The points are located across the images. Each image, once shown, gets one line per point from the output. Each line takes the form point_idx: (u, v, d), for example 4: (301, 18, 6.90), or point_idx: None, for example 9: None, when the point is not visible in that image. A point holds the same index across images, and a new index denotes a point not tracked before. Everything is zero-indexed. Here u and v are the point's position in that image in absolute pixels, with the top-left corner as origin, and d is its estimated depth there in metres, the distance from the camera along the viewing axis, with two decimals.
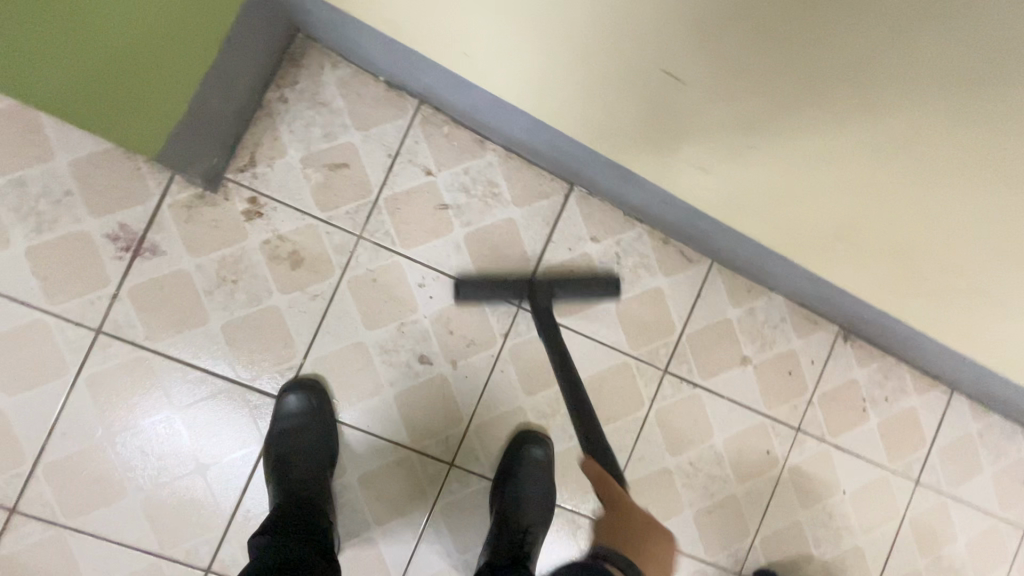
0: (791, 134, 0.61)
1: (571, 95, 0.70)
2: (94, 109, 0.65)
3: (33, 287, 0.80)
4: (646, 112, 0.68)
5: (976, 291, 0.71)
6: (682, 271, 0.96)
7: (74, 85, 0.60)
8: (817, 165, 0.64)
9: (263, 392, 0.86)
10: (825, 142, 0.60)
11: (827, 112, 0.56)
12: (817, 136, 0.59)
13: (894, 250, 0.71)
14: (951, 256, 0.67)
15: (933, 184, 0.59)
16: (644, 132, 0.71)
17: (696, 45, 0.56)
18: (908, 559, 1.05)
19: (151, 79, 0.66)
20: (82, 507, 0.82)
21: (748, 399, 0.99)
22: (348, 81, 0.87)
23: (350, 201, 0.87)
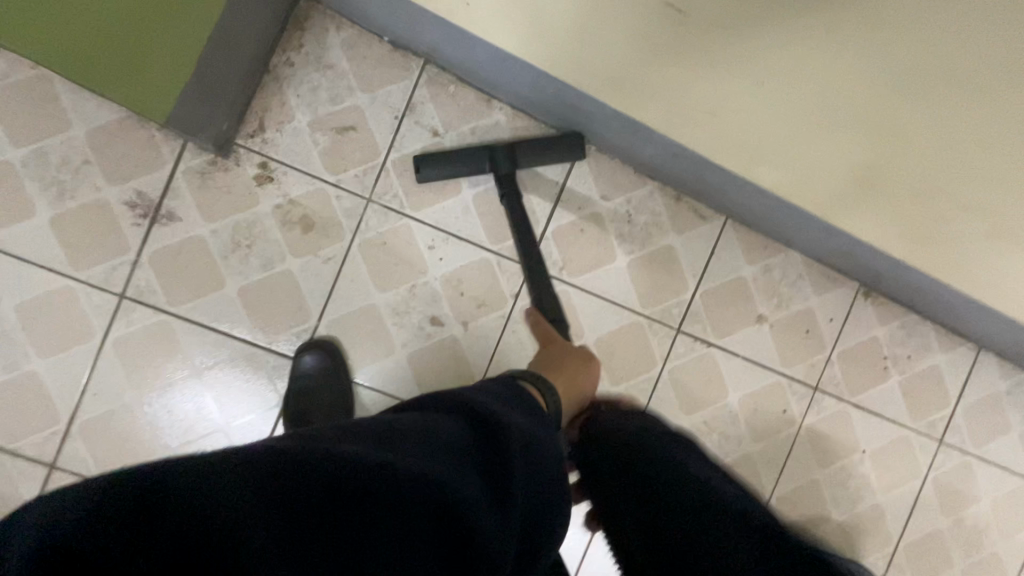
0: (794, 52, 0.60)
1: (578, 40, 0.68)
2: (109, 67, 0.68)
3: (58, 254, 0.83)
4: (647, 51, 0.67)
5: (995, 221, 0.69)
6: (696, 229, 0.94)
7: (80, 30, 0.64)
8: (841, 82, 0.61)
9: (281, 354, 0.88)
10: (829, 52, 0.59)
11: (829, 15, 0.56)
12: (820, 47, 0.59)
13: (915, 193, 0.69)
14: (968, 178, 0.65)
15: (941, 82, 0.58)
16: (652, 80, 0.70)
17: None
18: (931, 519, 1.04)
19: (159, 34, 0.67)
20: (116, 464, 0.86)
21: (764, 358, 0.97)
22: (353, 43, 0.87)
23: (358, 164, 0.88)
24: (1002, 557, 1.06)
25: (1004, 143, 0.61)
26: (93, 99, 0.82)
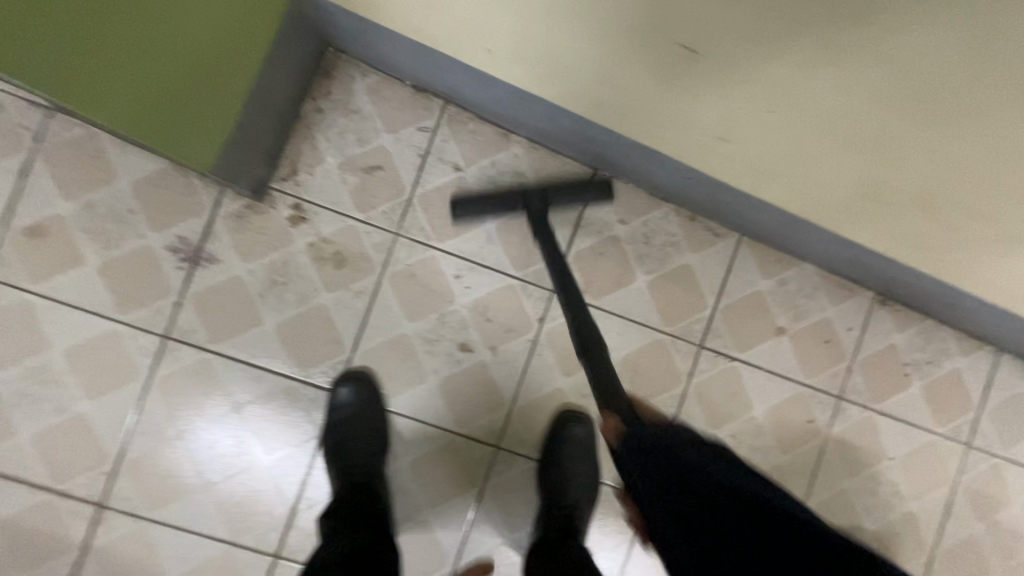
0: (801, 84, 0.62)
1: (591, 80, 0.73)
2: (152, 114, 0.68)
3: (106, 300, 0.87)
4: (658, 87, 0.70)
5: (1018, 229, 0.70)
6: (711, 247, 0.98)
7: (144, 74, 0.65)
8: (839, 107, 0.63)
9: (318, 386, 0.91)
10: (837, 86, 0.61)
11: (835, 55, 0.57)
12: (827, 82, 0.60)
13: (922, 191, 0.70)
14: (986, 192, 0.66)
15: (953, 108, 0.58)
16: (656, 109, 0.74)
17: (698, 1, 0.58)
18: (964, 524, 1.04)
19: (212, 84, 0.72)
20: (160, 501, 0.88)
21: (786, 370, 0.99)
22: (377, 88, 0.92)
23: (385, 201, 0.92)
24: None
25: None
26: (137, 152, 0.88)
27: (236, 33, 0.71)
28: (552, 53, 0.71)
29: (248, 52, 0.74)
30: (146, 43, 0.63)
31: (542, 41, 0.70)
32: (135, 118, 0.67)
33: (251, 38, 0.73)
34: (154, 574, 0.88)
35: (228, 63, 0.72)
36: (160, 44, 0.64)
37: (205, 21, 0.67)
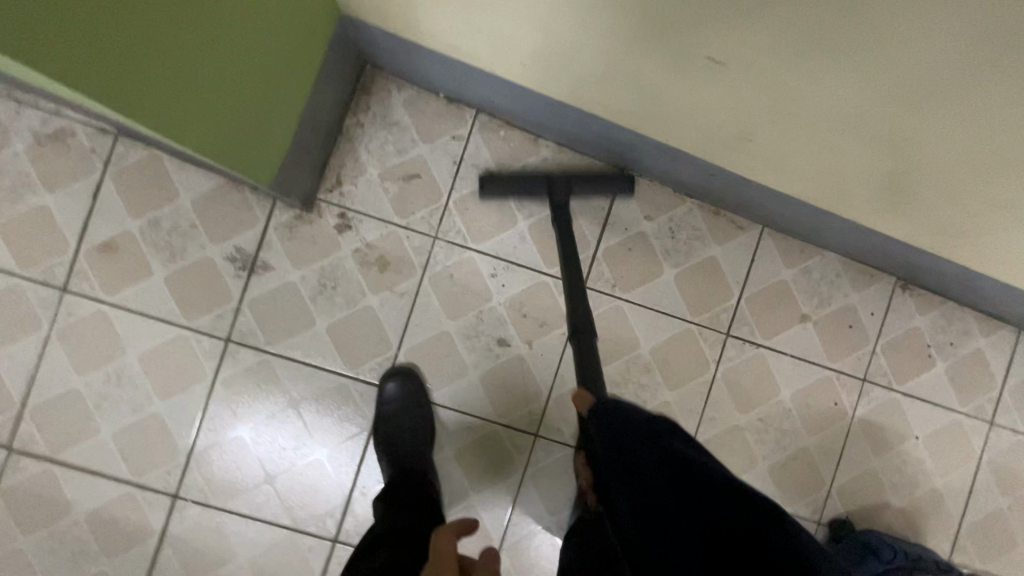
0: (818, 103, 0.65)
1: (623, 78, 0.75)
2: (222, 137, 0.70)
3: (173, 308, 0.94)
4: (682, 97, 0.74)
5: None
6: (735, 239, 1.02)
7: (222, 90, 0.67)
8: (855, 121, 0.65)
9: (368, 382, 0.98)
10: (851, 106, 0.63)
11: (852, 82, 0.59)
12: (844, 102, 0.63)
13: (938, 186, 0.72)
14: (996, 195, 0.69)
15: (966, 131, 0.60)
16: (682, 104, 0.76)
17: (721, 34, 0.60)
18: (990, 499, 1.07)
19: (268, 106, 0.77)
20: (228, 491, 0.96)
21: (811, 355, 1.03)
22: (413, 101, 0.98)
23: (424, 207, 0.98)
24: None
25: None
26: (195, 171, 0.95)
27: (289, 56, 0.77)
28: (582, 67, 0.76)
29: (298, 62, 0.79)
30: (231, 53, 0.65)
31: (574, 57, 0.75)
32: (219, 139, 0.70)
33: (300, 61, 0.79)
34: (225, 558, 0.95)
35: (281, 85, 0.78)
36: (240, 57, 0.67)
37: (271, 38, 0.71)
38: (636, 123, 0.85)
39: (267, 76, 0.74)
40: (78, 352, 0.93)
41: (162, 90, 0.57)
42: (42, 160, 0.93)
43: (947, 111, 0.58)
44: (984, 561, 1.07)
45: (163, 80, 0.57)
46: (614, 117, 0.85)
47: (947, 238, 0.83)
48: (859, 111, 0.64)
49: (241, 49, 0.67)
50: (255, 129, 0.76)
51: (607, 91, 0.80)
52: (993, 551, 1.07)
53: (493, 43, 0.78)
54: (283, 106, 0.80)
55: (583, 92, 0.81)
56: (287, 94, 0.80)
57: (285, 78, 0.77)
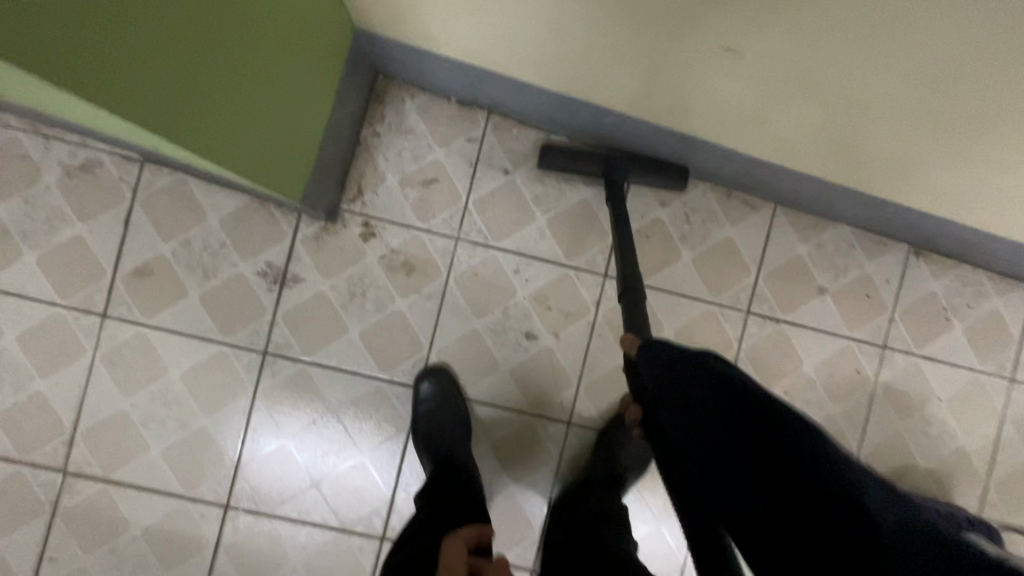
0: (824, 89, 0.68)
1: (639, 66, 0.75)
2: (265, 161, 0.75)
3: (210, 325, 0.98)
4: (693, 89, 0.77)
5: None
6: (749, 219, 1.04)
7: (264, 118, 0.71)
8: (862, 104, 0.68)
9: (403, 383, 1.01)
10: (856, 91, 0.66)
11: (857, 70, 0.62)
12: (850, 87, 0.66)
13: (950, 152, 0.73)
14: (1003, 162, 0.72)
15: (971, 107, 0.63)
16: (697, 88, 0.76)
17: (725, 31, 0.63)
18: (1014, 455, 1.10)
19: (301, 127, 0.81)
20: (276, 499, 0.99)
21: (830, 326, 1.05)
22: (425, 107, 1.00)
23: (445, 210, 1.01)
24: None
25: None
26: (221, 191, 0.98)
27: (315, 76, 0.80)
28: (593, 66, 0.79)
29: (314, 73, 0.80)
30: (268, 82, 0.69)
31: (584, 58, 0.77)
32: (251, 157, 0.70)
33: (324, 77, 0.83)
34: (279, 563, 0.99)
35: (310, 105, 0.81)
36: (275, 85, 0.71)
37: (299, 63, 0.75)
38: (648, 108, 0.86)
39: (297, 98, 0.77)
40: (122, 374, 0.96)
41: (205, 111, 0.58)
42: (73, 191, 0.96)
43: (950, 91, 0.61)
44: (1013, 515, 1.09)
45: (213, 111, 0.60)
46: (625, 103, 0.86)
47: (958, 201, 0.84)
48: (878, 88, 0.64)
49: (266, 62, 0.67)
50: (280, 143, 0.77)
51: (619, 86, 0.82)
52: (1020, 505, 1.09)
53: (505, 43, 0.79)
54: (303, 117, 0.81)
55: (597, 82, 0.83)
56: (312, 111, 0.83)
57: (309, 92, 0.80)
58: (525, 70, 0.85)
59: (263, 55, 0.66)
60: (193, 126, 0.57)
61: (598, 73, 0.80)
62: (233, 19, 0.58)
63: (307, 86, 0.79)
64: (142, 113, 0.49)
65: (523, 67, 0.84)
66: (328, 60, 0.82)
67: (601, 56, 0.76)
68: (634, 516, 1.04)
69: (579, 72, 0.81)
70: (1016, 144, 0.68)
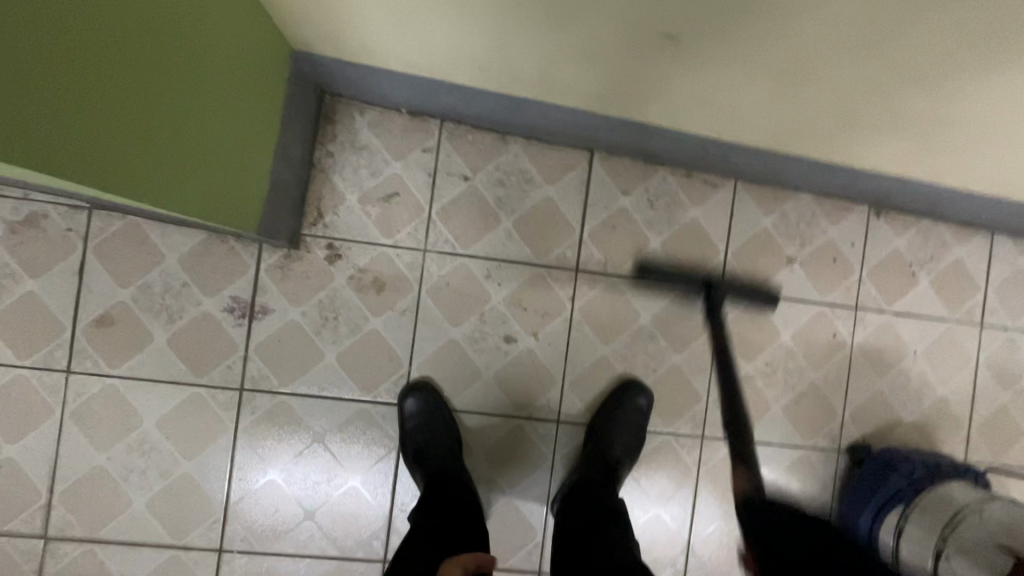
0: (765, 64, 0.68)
1: (587, 55, 0.74)
2: (216, 196, 0.73)
3: (181, 368, 0.95)
4: (636, 77, 0.77)
5: (980, 136, 0.77)
6: (711, 198, 1.05)
7: (209, 153, 0.69)
8: (805, 75, 0.69)
9: (387, 402, 1.00)
10: (798, 63, 0.67)
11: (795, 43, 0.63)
12: (790, 60, 0.66)
13: (895, 113, 0.74)
14: (945, 116, 0.73)
15: (910, 68, 0.64)
16: (646, 69, 0.75)
17: (659, 17, 0.63)
18: (991, 398, 1.13)
19: (248, 156, 0.79)
20: (271, 535, 0.97)
21: (803, 293, 1.07)
22: (377, 121, 0.99)
23: (409, 223, 1.00)
24: None
25: (976, 96, 0.67)
26: (176, 230, 0.95)
27: (255, 102, 0.78)
28: (535, 64, 0.78)
29: (249, 100, 0.77)
30: (207, 115, 0.67)
31: (526, 56, 0.77)
32: (191, 195, 0.67)
33: (266, 103, 0.81)
34: None
35: (255, 132, 0.79)
36: (215, 118, 0.69)
37: (236, 91, 0.73)
38: (594, 98, 0.85)
39: (240, 128, 0.75)
40: (95, 429, 0.93)
41: (146, 156, 0.56)
42: (19, 248, 0.92)
43: (888, 54, 0.62)
44: (995, 456, 1.13)
45: (157, 153, 0.58)
46: (573, 96, 0.85)
47: (899, 161, 0.87)
48: (825, 56, 0.64)
49: (201, 95, 0.65)
50: (228, 174, 0.75)
51: (564, 81, 0.82)
52: (1001, 445, 1.13)
53: (446, 46, 0.77)
54: (244, 147, 0.78)
55: (543, 77, 0.81)
56: (258, 139, 0.81)
57: (252, 119, 0.78)
58: (469, 72, 0.83)
59: (198, 89, 0.64)
60: (124, 173, 0.53)
61: (542, 67, 0.79)
62: (158, 56, 0.55)
63: (249, 114, 0.77)
64: (65, 163, 0.44)
65: (467, 70, 0.83)
66: (263, 83, 0.79)
67: (545, 50, 0.75)
68: (635, 503, 1.04)
69: (522, 69, 0.80)
70: (957, 98, 0.69)
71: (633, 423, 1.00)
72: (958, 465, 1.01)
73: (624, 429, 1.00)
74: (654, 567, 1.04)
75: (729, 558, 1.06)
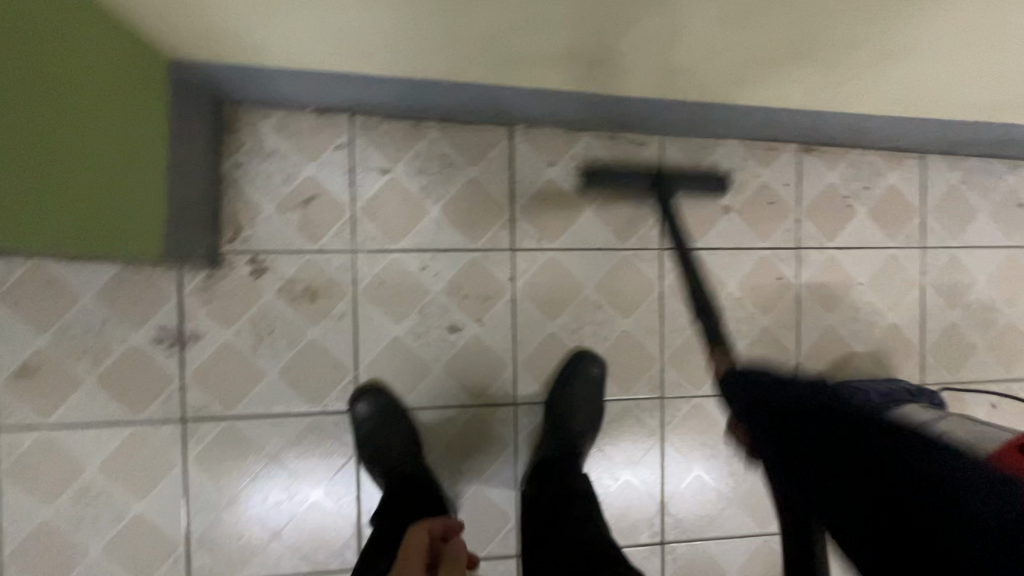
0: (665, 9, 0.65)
1: (482, 27, 0.70)
2: (109, 225, 0.68)
3: (117, 408, 0.91)
4: (533, 42, 0.73)
5: (888, 58, 0.75)
6: (639, 157, 1.03)
7: (95, 181, 0.64)
8: (709, 16, 0.66)
9: (338, 410, 0.97)
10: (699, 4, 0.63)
11: None
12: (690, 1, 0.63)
13: (802, 45, 0.72)
14: (853, 41, 0.71)
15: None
16: (546, 35, 0.72)
17: None
18: (940, 318, 1.14)
19: (137, 177, 0.73)
20: (240, 562, 0.95)
21: (743, 241, 1.06)
22: (282, 124, 0.94)
23: (333, 225, 0.96)
24: (1014, 325, 1.17)
25: (879, 16, 0.66)
26: (86, 266, 0.90)
27: (131, 117, 0.72)
28: (423, 42, 0.74)
29: (128, 129, 0.72)
30: (83, 139, 0.62)
31: (413, 35, 0.73)
32: (82, 229, 0.62)
33: (145, 116, 0.75)
34: None
35: (139, 149, 0.74)
36: (91, 141, 0.63)
37: (107, 109, 0.67)
38: (498, 70, 0.82)
39: (121, 149, 0.70)
40: (36, 483, 0.90)
41: (21, 196, 0.51)
42: None
43: None
44: (951, 374, 1.15)
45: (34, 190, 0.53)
46: (475, 70, 0.82)
47: (813, 96, 0.86)
48: None
49: (69, 118, 0.60)
50: (118, 201, 0.70)
51: (460, 56, 0.78)
52: (955, 363, 1.15)
53: (331, 36, 0.73)
54: (136, 187, 0.73)
55: (440, 55, 0.78)
56: (145, 158, 0.75)
57: (131, 137, 0.72)
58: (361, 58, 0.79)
59: (63, 113, 0.59)
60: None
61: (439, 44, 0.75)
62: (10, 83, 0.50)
63: (127, 131, 0.71)
64: None
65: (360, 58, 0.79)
66: (141, 108, 0.74)
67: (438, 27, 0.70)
68: (604, 472, 1.04)
69: (417, 49, 0.76)
70: (863, 22, 0.67)
71: (590, 395, 1.00)
72: (912, 388, 1.01)
73: (582, 401, 0.99)
74: (631, 532, 1.04)
75: (704, 512, 1.07)
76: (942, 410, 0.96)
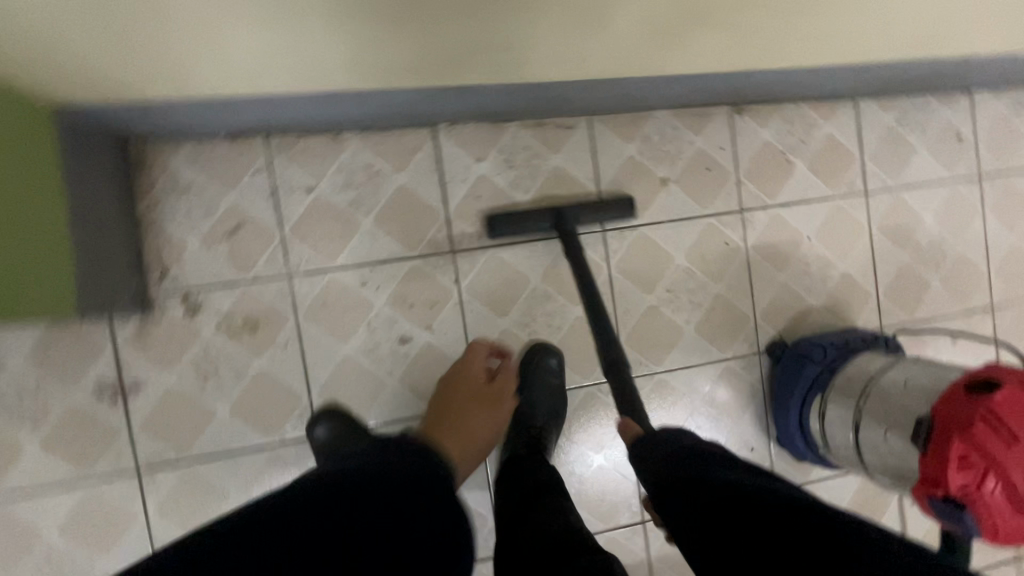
0: None
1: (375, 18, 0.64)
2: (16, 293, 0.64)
3: (66, 469, 0.89)
4: (428, 40, 0.70)
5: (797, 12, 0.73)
6: (569, 141, 1.01)
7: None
8: None
9: (297, 438, 0.95)
10: None
11: None
12: None
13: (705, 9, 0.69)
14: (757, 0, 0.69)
15: None
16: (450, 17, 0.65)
17: None
18: (891, 261, 1.14)
19: (37, 236, 0.69)
20: None
21: (685, 211, 1.05)
22: (194, 155, 0.91)
23: (263, 252, 0.93)
24: (963, 257, 1.18)
25: None
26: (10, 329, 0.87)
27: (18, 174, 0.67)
28: (315, 56, 0.70)
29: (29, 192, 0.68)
30: None
31: (302, 51, 0.69)
32: None
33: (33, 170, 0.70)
34: None
35: (33, 205, 0.69)
36: None
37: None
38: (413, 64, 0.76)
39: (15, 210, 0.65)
40: None
41: None
42: None
43: None
44: (908, 314, 1.15)
45: None
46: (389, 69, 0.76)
47: (730, 56, 0.84)
48: None
49: None
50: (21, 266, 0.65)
51: (358, 64, 0.74)
52: (912, 303, 1.15)
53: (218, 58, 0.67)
54: (36, 260, 0.68)
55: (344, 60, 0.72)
56: (42, 214, 0.71)
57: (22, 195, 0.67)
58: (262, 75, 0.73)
59: None
60: None
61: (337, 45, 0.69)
62: None
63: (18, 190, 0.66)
64: None
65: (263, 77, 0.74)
66: (40, 176, 0.71)
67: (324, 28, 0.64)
68: (575, 460, 1.04)
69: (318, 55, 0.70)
70: None
71: (549, 387, 0.98)
72: (869, 336, 1.02)
73: (541, 392, 0.98)
74: (612, 515, 1.04)
75: None
76: (900, 355, 0.96)
